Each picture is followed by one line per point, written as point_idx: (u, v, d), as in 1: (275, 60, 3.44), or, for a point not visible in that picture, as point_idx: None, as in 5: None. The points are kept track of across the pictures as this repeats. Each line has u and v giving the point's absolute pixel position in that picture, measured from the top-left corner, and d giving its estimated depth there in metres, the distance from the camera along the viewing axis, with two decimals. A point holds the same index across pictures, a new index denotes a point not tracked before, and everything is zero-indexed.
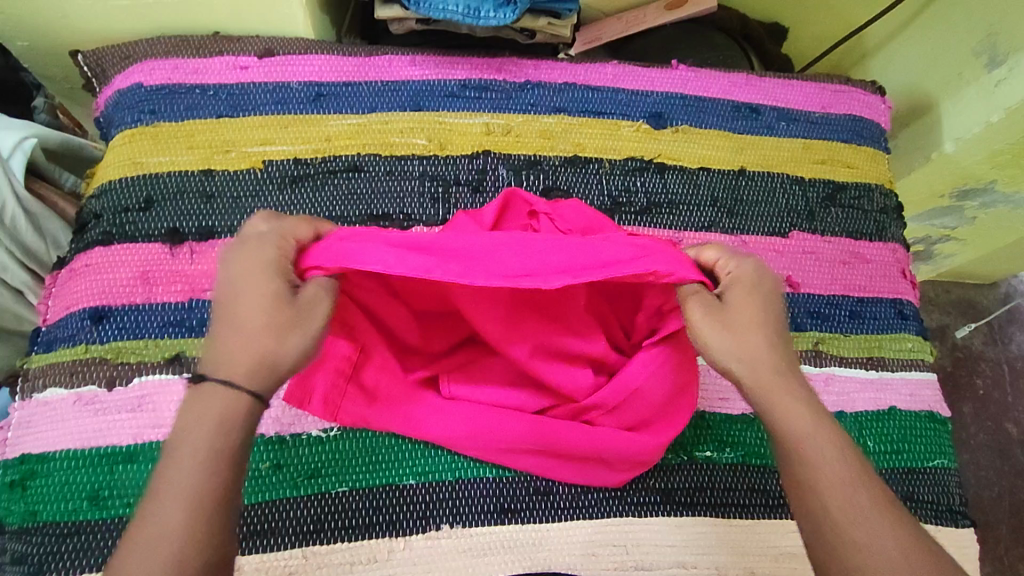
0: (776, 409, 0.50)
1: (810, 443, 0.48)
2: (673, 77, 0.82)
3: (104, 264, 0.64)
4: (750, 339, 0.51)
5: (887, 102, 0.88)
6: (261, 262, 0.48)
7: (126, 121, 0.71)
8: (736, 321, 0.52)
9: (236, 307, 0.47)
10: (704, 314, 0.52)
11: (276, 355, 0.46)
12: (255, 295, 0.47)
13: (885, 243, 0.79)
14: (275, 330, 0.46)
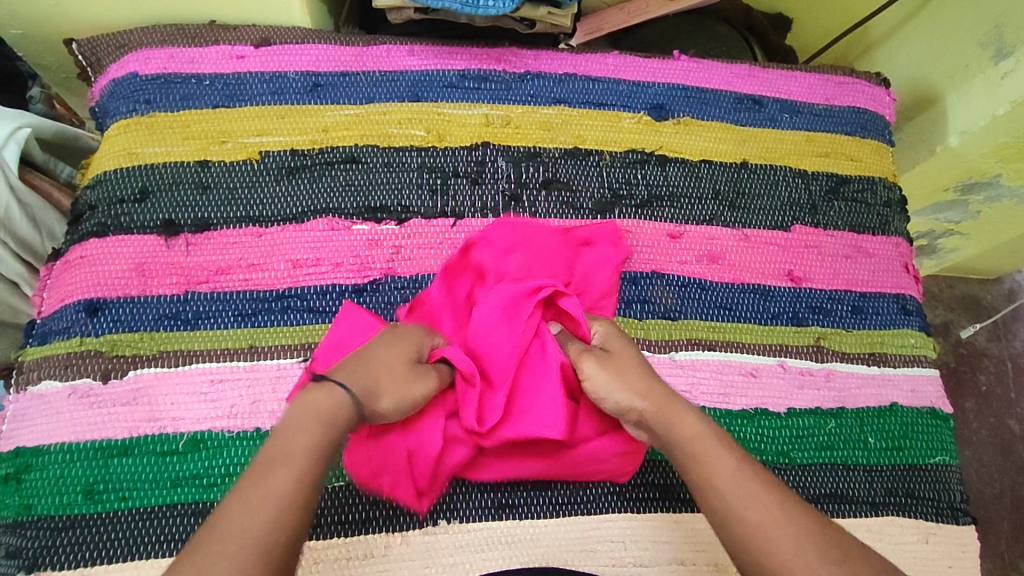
0: (677, 434, 0.53)
1: (708, 457, 0.51)
2: (676, 68, 0.81)
3: (100, 256, 0.63)
4: (636, 378, 0.56)
5: (892, 95, 0.86)
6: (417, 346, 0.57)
7: (121, 111, 0.70)
8: (621, 367, 0.57)
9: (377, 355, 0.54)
10: (598, 365, 0.57)
11: (381, 392, 0.52)
12: (393, 347, 0.55)
13: (889, 237, 0.78)
14: (393, 380, 0.53)
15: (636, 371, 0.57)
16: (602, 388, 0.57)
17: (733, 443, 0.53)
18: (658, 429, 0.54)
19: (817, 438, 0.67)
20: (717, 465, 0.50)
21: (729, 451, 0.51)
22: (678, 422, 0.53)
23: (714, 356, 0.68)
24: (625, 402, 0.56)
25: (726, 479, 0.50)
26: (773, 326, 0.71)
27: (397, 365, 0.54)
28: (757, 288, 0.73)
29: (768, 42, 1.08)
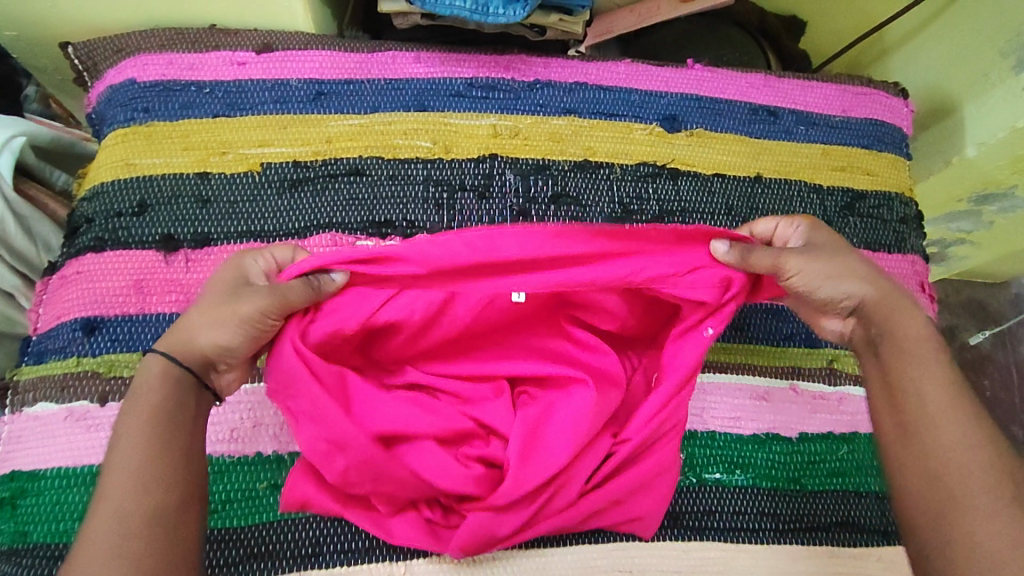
0: (895, 329, 0.56)
1: (924, 371, 0.54)
2: (689, 77, 0.79)
3: (97, 272, 0.62)
4: (863, 269, 0.57)
5: (910, 106, 0.84)
6: (231, 268, 0.54)
7: (118, 119, 0.68)
8: (847, 266, 0.57)
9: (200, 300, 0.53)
10: (813, 257, 0.56)
11: (194, 335, 0.51)
12: (213, 283, 0.53)
13: (904, 255, 0.76)
14: (204, 315, 0.51)
15: (860, 262, 0.58)
16: (824, 279, 0.56)
17: (951, 363, 0.55)
18: (871, 318, 0.57)
19: (827, 464, 0.66)
20: (925, 377, 0.54)
21: (940, 374, 0.54)
22: (898, 317, 0.56)
23: (725, 379, 0.67)
24: (845, 290, 0.56)
25: (933, 390, 0.53)
26: (786, 348, 0.69)
27: (209, 299, 0.52)
28: (770, 308, 0.70)
29: (782, 46, 1.05)
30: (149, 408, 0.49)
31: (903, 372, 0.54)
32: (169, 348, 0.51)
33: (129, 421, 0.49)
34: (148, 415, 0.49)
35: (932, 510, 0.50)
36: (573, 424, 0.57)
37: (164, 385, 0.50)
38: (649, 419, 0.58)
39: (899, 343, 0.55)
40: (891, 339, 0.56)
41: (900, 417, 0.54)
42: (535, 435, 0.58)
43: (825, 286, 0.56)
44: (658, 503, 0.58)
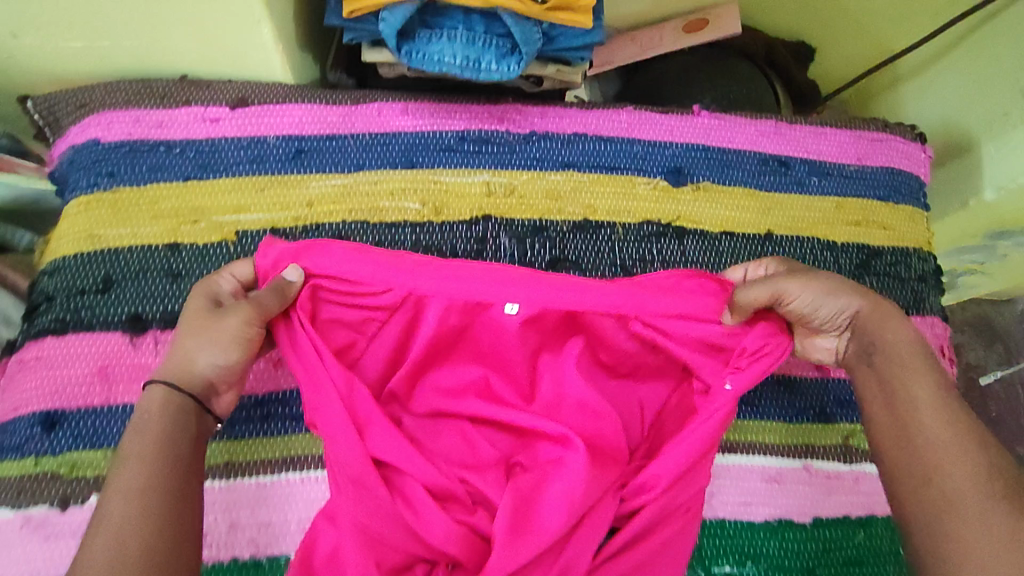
0: (886, 334, 0.53)
1: (915, 380, 0.50)
2: (695, 125, 0.74)
3: (58, 359, 0.57)
4: (834, 279, 0.55)
5: (929, 150, 0.79)
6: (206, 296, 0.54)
7: (81, 185, 0.63)
8: (830, 279, 0.55)
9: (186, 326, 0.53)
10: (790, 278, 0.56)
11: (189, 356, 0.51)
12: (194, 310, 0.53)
13: (923, 316, 0.72)
14: (193, 334, 0.52)
15: (830, 274, 0.55)
16: (795, 294, 0.54)
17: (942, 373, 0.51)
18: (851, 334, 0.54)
19: (843, 551, 0.62)
20: (914, 384, 0.50)
21: (927, 376, 0.50)
22: (877, 326, 0.53)
23: (735, 460, 0.63)
24: (815, 304, 0.54)
25: (921, 392, 0.50)
26: (798, 424, 0.66)
27: (190, 323, 0.52)
28: (781, 380, 0.67)
29: (791, 78, 1.00)
30: (150, 437, 0.47)
31: (890, 379, 0.51)
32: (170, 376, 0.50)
33: (130, 449, 0.47)
34: (150, 443, 0.47)
35: (925, 514, 0.46)
36: (571, 486, 0.54)
37: (166, 413, 0.49)
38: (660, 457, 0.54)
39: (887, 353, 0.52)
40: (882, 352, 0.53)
41: (891, 429, 0.50)
42: (530, 503, 0.54)
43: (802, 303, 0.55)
44: (674, 573, 0.53)
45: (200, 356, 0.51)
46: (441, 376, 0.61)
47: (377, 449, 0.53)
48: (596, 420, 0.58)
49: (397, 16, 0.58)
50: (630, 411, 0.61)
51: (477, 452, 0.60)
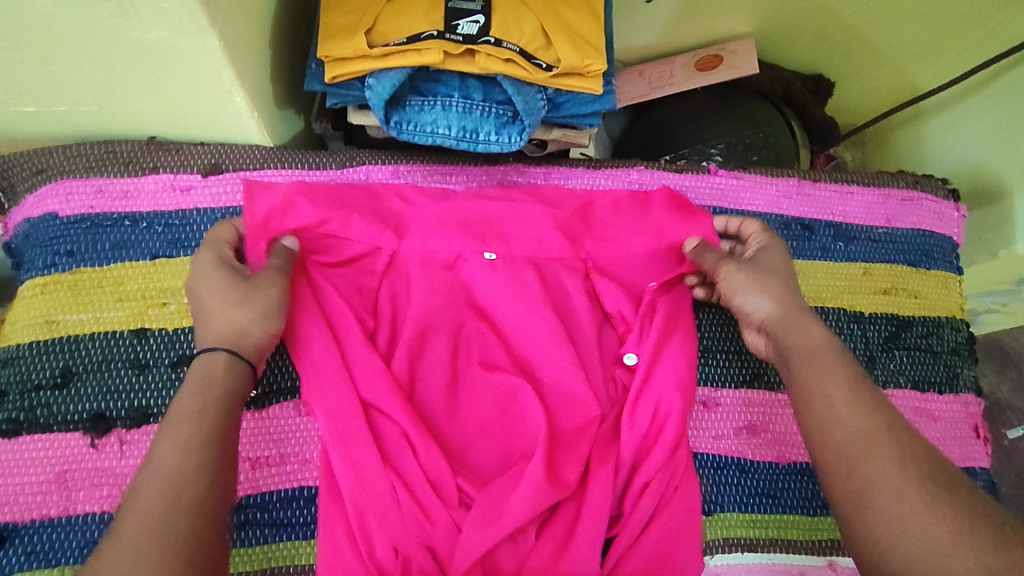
0: (793, 340, 0.51)
1: (822, 375, 0.48)
2: (711, 186, 0.69)
3: (11, 465, 0.52)
4: (781, 288, 0.54)
5: (961, 209, 0.74)
6: (214, 264, 0.52)
7: (37, 264, 0.57)
8: (766, 277, 0.54)
9: (209, 296, 0.49)
10: (736, 269, 0.55)
11: (240, 327, 0.48)
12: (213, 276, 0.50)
13: (957, 394, 0.67)
14: (228, 301, 0.49)
15: (783, 280, 0.54)
16: (741, 285, 0.54)
17: (852, 365, 0.48)
18: (774, 337, 0.52)
19: None
20: (832, 381, 0.47)
21: (838, 376, 0.47)
22: (801, 332, 0.51)
23: (755, 559, 0.58)
24: (753, 303, 0.54)
25: (839, 394, 0.47)
26: (823, 517, 0.61)
27: (234, 295, 0.49)
28: (804, 468, 0.62)
29: (809, 117, 0.94)
30: (212, 394, 0.45)
31: (805, 379, 0.48)
32: (228, 343, 0.48)
33: (189, 403, 0.44)
34: (207, 401, 0.44)
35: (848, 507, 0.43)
36: (535, 478, 0.51)
37: (229, 373, 0.46)
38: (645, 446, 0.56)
39: (792, 350, 0.50)
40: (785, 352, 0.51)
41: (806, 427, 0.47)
42: (499, 498, 0.50)
43: (741, 295, 0.54)
44: None
45: (253, 325, 0.49)
46: (432, 372, 0.57)
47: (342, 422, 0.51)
48: (590, 410, 0.56)
49: (385, 85, 0.53)
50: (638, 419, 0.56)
51: (469, 436, 0.55)
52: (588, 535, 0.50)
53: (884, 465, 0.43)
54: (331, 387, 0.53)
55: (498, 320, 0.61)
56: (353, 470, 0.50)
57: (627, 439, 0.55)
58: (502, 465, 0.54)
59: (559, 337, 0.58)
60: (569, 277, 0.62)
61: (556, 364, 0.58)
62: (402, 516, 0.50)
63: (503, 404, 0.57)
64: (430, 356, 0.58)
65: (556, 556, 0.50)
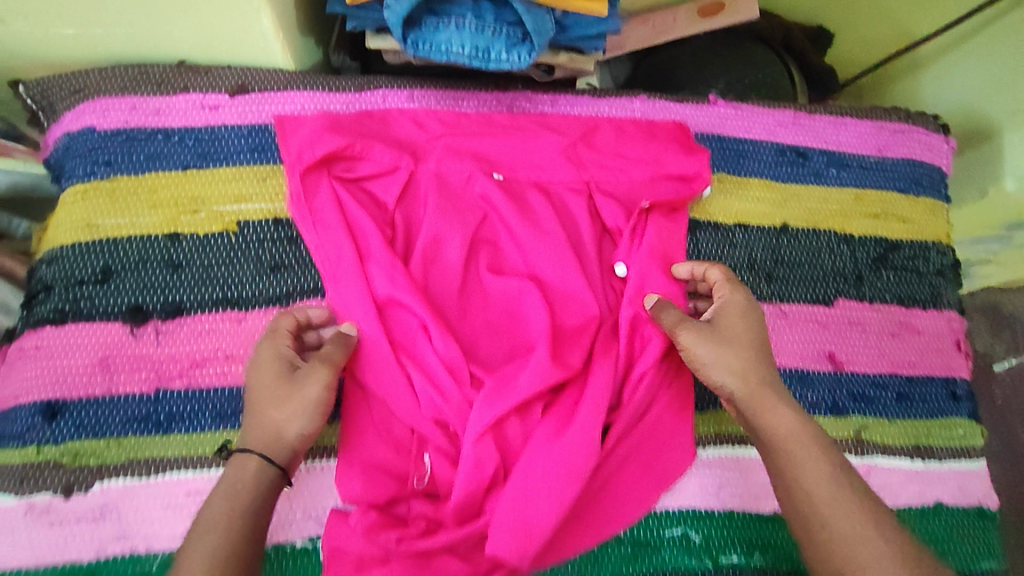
0: (768, 425, 0.54)
1: (807, 468, 0.52)
2: (710, 114, 0.72)
3: (57, 349, 0.57)
4: (741, 359, 0.56)
5: (952, 141, 0.76)
6: (268, 350, 0.54)
7: (78, 173, 0.61)
8: (735, 353, 0.56)
9: (257, 391, 0.53)
10: (699, 340, 0.56)
11: (279, 427, 0.52)
12: (263, 366, 0.53)
13: (940, 311, 0.71)
14: (274, 402, 0.52)
15: (743, 350, 0.56)
16: (705, 361, 0.56)
17: (830, 447, 0.53)
18: (743, 412, 0.56)
19: None
20: (805, 468, 0.52)
21: (824, 466, 0.52)
22: (767, 411, 0.55)
23: (747, 453, 0.64)
24: (718, 378, 0.56)
25: (814, 484, 0.51)
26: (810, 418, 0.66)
27: (273, 393, 0.52)
28: (794, 373, 0.66)
29: (808, 63, 0.96)
30: (240, 505, 0.49)
31: (787, 471, 0.53)
32: (264, 449, 0.51)
33: (219, 514, 0.48)
34: (243, 508, 0.49)
35: None
36: (540, 366, 0.55)
37: (259, 481, 0.50)
38: (638, 337, 0.60)
39: (772, 441, 0.54)
40: (762, 437, 0.55)
41: (798, 520, 0.52)
42: (507, 380, 0.55)
43: (708, 369, 0.56)
44: (669, 479, 0.61)
45: (290, 427, 0.52)
46: (441, 273, 0.61)
47: (356, 317, 0.57)
48: (590, 308, 0.61)
49: (402, 3, 0.56)
50: (633, 315, 0.60)
51: (479, 327, 0.60)
52: (590, 412, 0.54)
53: (878, 556, 0.48)
54: (350, 287, 0.58)
55: (507, 230, 0.64)
56: (374, 358, 0.56)
57: (625, 333, 0.60)
58: (510, 356, 0.59)
59: (566, 248, 0.62)
60: (573, 195, 0.65)
61: (561, 268, 0.62)
62: (418, 396, 0.55)
63: (512, 304, 0.61)
64: (445, 259, 0.62)
65: (558, 429, 0.54)
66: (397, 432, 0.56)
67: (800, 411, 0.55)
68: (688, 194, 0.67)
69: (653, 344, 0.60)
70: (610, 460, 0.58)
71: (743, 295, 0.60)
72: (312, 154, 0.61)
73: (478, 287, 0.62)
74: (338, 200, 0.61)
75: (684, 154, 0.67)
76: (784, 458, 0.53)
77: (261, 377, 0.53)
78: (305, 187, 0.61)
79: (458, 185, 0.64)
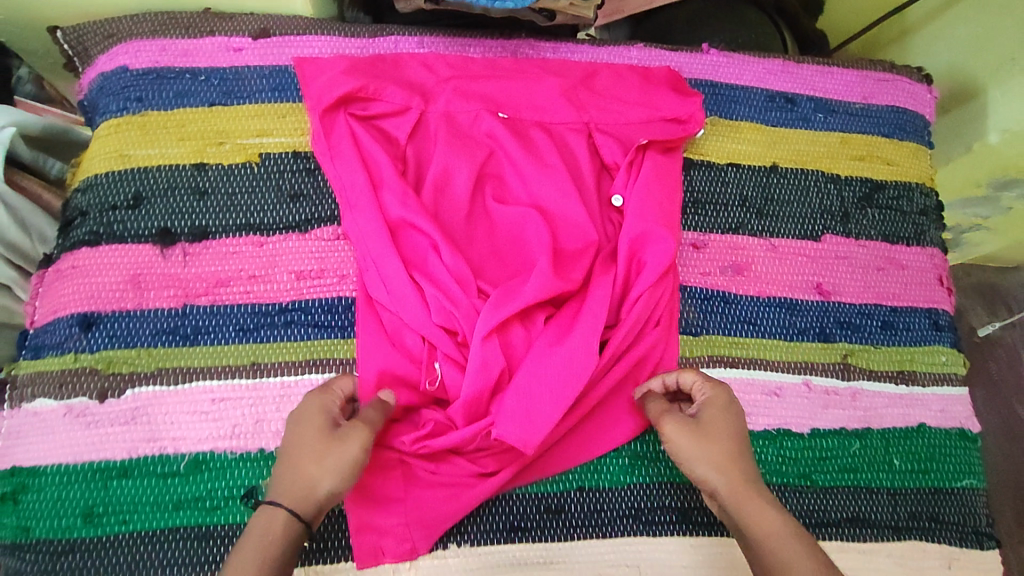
0: (753, 527, 0.50)
1: (799, 574, 0.46)
2: (703, 62, 0.76)
3: (92, 267, 0.61)
4: (724, 455, 0.53)
5: (934, 92, 0.81)
6: (314, 408, 0.52)
7: (111, 108, 0.65)
8: (718, 450, 0.53)
9: (294, 448, 0.49)
10: (681, 433, 0.54)
11: (313, 483, 0.48)
12: (303, 422, 0.51)
13: (923, 248, 0.75)
14: (316, 458, 0.48)
15: (728, 446, 0.53)
16: (687, 458, 0.54)
17: (823, 552, 0.48)
18: (731, 513, 0.52)
19: (840, 459, 0.66)
20: (795, 570, 0.47)
21: (814, 574, 0.46)
22: (752, 511, 0.50)
23: (739, 374, 0.67)
24: (702, 475, 0.53)
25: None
26: (799, 343, 0.69)
27: (311, 447, 0.49)
28: (783, 302, 0.70)
29: (799, 27, 1.01)
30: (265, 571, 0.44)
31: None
32: (294, 506, 0.47)
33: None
34: (264, 569, 0.45)
35: None
36: (542, 280, 0.59)
37: (280, 544, 0.46)
38: (635, 257, 0.64)
39: (757, 545, 0.49)
40: (748, 542, 0.50)
41: None
42: (511, 292, 0.59)
43: (692, 464, 0.53)
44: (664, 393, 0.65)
45: (324, 484, 0.48)
46: (450, 201, 0.65)
47: (369, 236, 0.61)
48: (588, 232, 0.64)
49: None
50: (629, 238, 0.64)
51: (485, 251, 0.64)
52: (590, 323, 0.58)
53: None
54: (363, 210, 0.61)
55: (511, 163, 0.68)
56: (387, 273, 0.60)
57: (623, 256, 0.63)
58: (514, 276, 0.63)
59: (566, 179, 0.66)
60: (575, 133, 0.69)
61: (561, 197, 0.66)
62: (429, 305, 0.59)
63: (516, 231, 0.65)
64: (454, 191, 0.66)
65: (559, 337, 0.58)
66: (411, 344, 0.60)
67: (789, 514, 0.50)
68: (681, 132, 0.70)
69: (649, 266, 0.63)
70: (608, 374, 0.62)
71: (728, 392, 0.57)
72: (329, 90, 0.65)
73: (484, 215, 0.66)
74: (352, 134, 0.65)
75: (679, 97, 0.71)
76: (771, 562, 0.48)
77: (302, 434, 0.50)
78: (324, 126, 0.65)
79: (464, 120, 0.68)
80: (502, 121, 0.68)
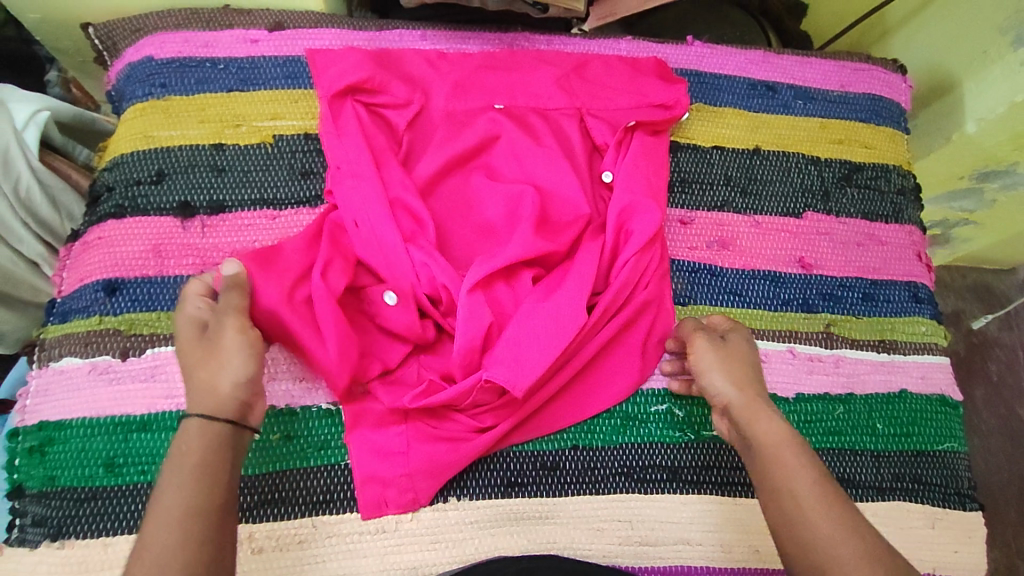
0: (755, 429, 0.57)
1: (791, 467, 0.54)
2: (688, 54, 0.81)
3: (117, 237, 0.65)
4: (742, 375, 0.60)
5: (908, 82, 0.85)
6: (188, 320, 0.55)
7: (138, 94, 0.71)
8: (739, 369, 0.61)
9: (187, 362, 0.53)
10: (706, 351, 0.61)
11: (212, 383, 0.52)
12: (189, 337, 0.54)
13: (901, 225, 0.78)
14: (202, 364, 0.52)
15: (744, 365, 0.61)
16: (709, 371, 0.61)
17: (810, 454, 0.55)
18: (739, 417, 0.58)
19: (824, 423, 0.69)
20: (795, 471, 0.54)
21: (806, 468, 0.54)
22: (760, 416, 0.57)
23: None
24: (721, 387, 0.60)
25: (801, 487, 0.53)
26: (783, 313, 0.72)
27: (196, 357, 0.53)
28: (767, 274, 0.74)
29: (783, 28, 1.06)
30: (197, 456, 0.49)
31: (772, 469, 0.55)
32: (204, 407, 0.51)
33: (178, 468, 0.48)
34: (200, 454, 0.49)
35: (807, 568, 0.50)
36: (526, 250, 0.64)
37: (204, 441, 0.49)
38: (618, 233, 0.68)
39: (761, 443, 0.56)
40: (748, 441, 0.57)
41: (778, 514, 0.53)
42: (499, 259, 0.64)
43: (713, 378, 0.60)
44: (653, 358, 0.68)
45: (223, 381, 0.52)
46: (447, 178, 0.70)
47: (367, 206, 0.64)
48: (577, 206, 0.69)
49: None
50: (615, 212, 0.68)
51: (473, 227, 0.69)
52: (575, 285, 0.64)
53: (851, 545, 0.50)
54: (363, 182, 0.65)
55: (505, 143, 0.72)
56: (384, 241, 0.64)
57: (611, 226, 0.68)
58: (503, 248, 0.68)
59: (559, 157, 0.70)
60: (568, 116, 0.74)
61: (554, 173, 0.70)
62: (421, 271, 0.64)
63: (509, 206, 0.69)
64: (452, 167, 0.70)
65: (545, 296, 0.63)
66: (332, 282, 0.62)
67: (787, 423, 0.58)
68: (667, 115, 0.75)
69: (637, 234, 0.67)
70: (598, 335, 0.65)
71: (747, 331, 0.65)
72: (339, 76, 0.69)
73: (475, 193, 0.70)
74: (352, 117, 0.68)
75: (664, 84, 0.76)
76: (768, 456, 0.55)
77: (186, 348, 0.54)
78: (333, 112, 0.68)
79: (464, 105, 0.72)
80: (498, 106, 0.72)
